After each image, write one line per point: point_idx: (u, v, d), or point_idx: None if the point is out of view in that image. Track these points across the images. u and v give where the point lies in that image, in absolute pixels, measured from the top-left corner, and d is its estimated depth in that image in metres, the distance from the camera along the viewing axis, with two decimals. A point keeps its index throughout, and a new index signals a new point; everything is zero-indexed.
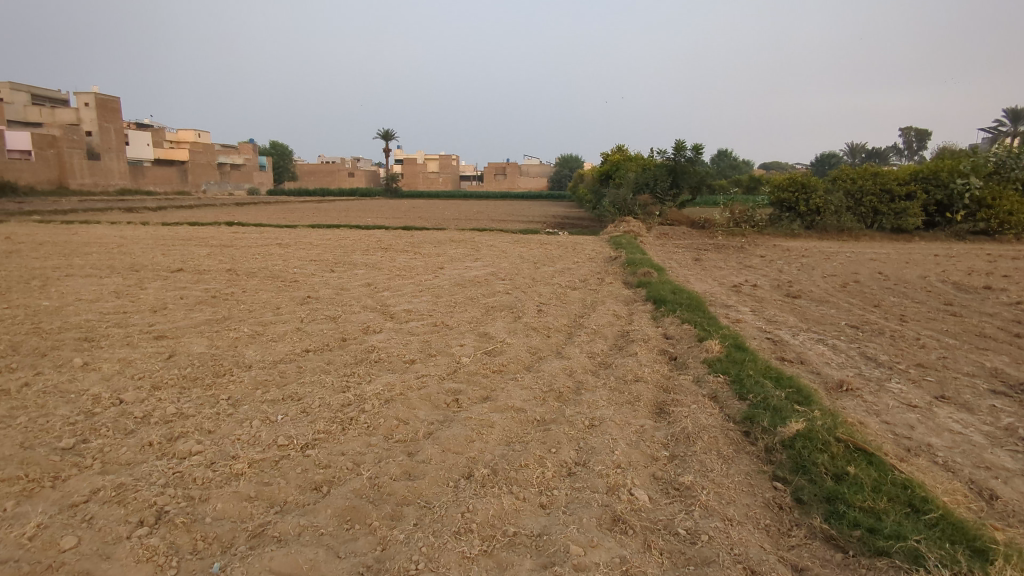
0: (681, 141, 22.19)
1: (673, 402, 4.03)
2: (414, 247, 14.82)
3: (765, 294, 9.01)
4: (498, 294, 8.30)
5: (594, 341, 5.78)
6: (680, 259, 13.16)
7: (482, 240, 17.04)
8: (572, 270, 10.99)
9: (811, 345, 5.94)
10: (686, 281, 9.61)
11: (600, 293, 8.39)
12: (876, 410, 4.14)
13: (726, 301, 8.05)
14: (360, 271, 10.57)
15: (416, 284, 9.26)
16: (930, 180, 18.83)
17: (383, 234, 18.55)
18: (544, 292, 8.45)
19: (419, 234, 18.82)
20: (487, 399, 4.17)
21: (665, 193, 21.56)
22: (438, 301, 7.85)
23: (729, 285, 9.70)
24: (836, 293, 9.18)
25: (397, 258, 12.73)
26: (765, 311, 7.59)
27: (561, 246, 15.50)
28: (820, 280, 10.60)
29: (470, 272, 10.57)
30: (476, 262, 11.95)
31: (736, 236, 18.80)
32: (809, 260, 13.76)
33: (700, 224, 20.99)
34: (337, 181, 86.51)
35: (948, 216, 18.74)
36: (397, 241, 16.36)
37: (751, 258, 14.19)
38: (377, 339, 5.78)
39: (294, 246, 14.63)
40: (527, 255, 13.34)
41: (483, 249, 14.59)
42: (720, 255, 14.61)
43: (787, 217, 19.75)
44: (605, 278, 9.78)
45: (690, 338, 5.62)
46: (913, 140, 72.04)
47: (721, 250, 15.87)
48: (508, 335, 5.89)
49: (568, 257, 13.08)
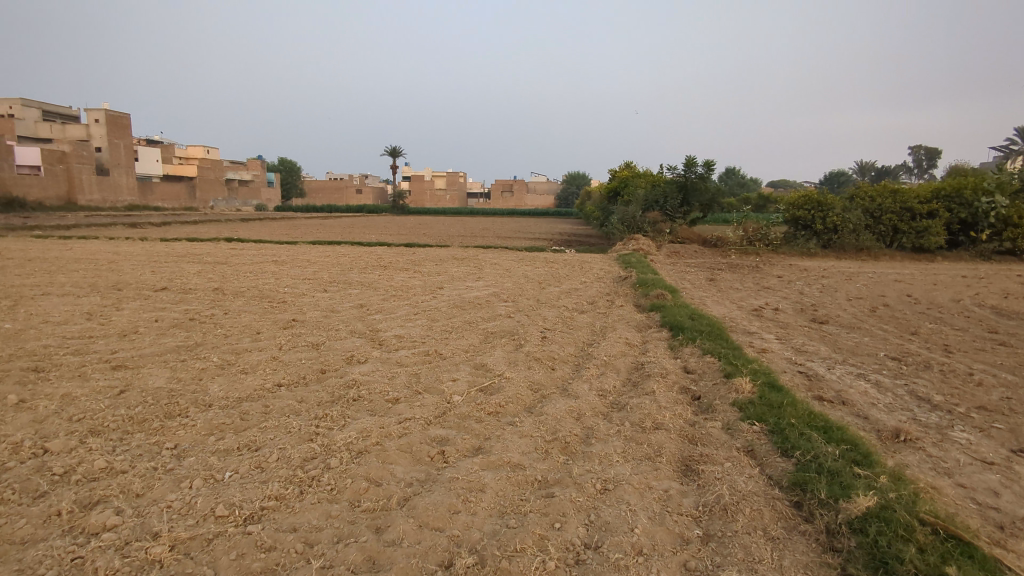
0: (691, 157, 21.60)
1: (702, 458, 3.36)
2: (414, 266, 14.22)
3: (789, 319, 8.32)
4: (499, 318, 7.66)
5: (604, 376, 5.11)
6: (694, 279, 12.51)
7: (486, 258, 16.42)
8: (580, 291, 10.34)
9: (851, 382, 5.26)
10: (702, 304, 8.94)
11: (609, 317, 7.73)
12: (946, 469, 3.46)
13: (748, 328, 7.37)
14: (354, 292, 9.95)
15: (412, 306, 8.63)
16: (953, 198, 18.14)
17: (384, 252, 17.98)
18: (548, 316, 7.78)
19: (421, 251, 18.24)
20: (479, 451, 3.50)
21: (676, 210, 21.11)
22: (433, 325, 7.21)
23: (748, 309, 9.02)
24: (865, 318, 8.49)
25: (395, 277, 12.11)
26: (793, 340, 6.90)
27: (568, 265, 14.88)
28: (846, 303, 9.91)
29: (471, 292, 9.94)
30: (477, 282, 11.32)
31: (751, 254, 18.12)
32: (830, 281, 13.07)
33: (712, 242, 20.28)
34: (344, 197, 86.54)
35: (972, 235, 18.01)
36: (398, 259, 15.79)
37: (768, 278, 13.51)
38: (359, 371, 5.12)
39: (290, 264, 14.07)
40: (533, 274, 12.72)
41: (486, 268, 13.96)
42: (735, 275, 13.92)
43: (803, 235, 19.03)
44: (614, 300, 9.10)
45: (714, 374, 4.95)
46: (923, 159, 71.44)
47: (736, 269, 15.18)
48: (507, 368, 5.23)
49: (576, 276, 12.44)
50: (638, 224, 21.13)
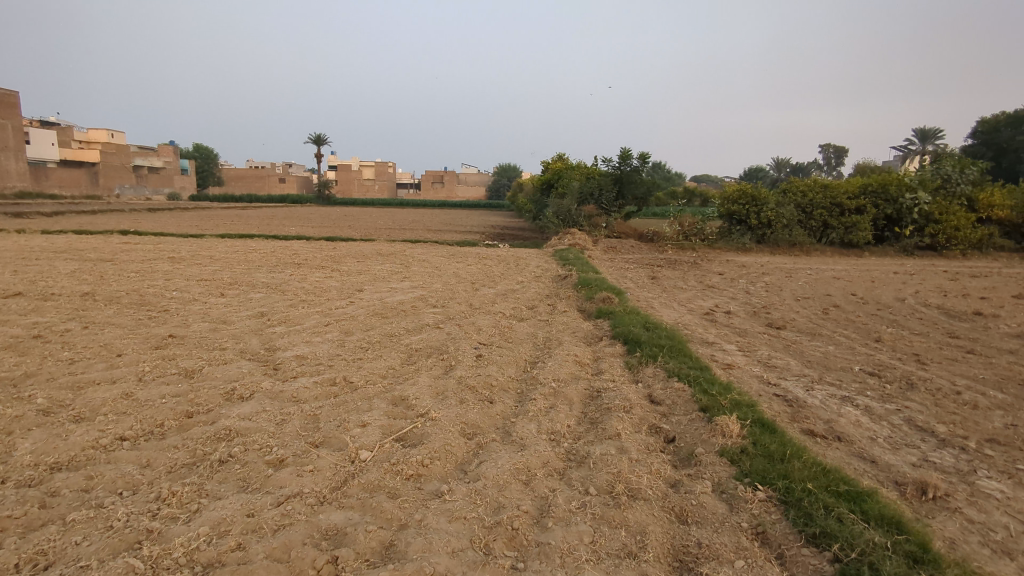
0: (626, 149, 21.01)
1: (702, 555, 2.43)
2: (333, 263, 12.83)
3: (744, 324, 7.62)
4: (426, 329, 6.55)
5: (554, 410, 4.14)
6: (636, 277, 11.77)
7: (415, 254, 15.17)
8: (517, 292, 9.35)
9: (838, 407, 4.51)
10: (651, 308, 8.13)
11: (552, 327, 6.77)
12: (1002, 546, 2.68)
13: (706, 338, 6.58)
14: (257, 296, 8.57)
15: (323, 314, 7.37)
16: (879, 193, 18.24)
17: (301, 247, 16.40)
18: (483, 326, 6.73)
19: (343, 246, 16.77)
20: (391, 552, 2.44)
21: (611, 204, 20.39)
22: (345, 340, 6.03)
23: (699, 313, 8.28)
24: (822, 322, 7.91)
25: (308, 277, 10.76)
26: (757, 352, 6.16)
27: (502, 261, 13.87)
28: (796, 304, 9.38)
29: (396, 296, 8.77)
30: (403, 282, 10.13)
31: (687, 250, 17.69)
32: (771, 278, 12.66)
33: (648, 237, 19.73)
34: (266, 187, 82.27)
35: (897, 230, 18.26)
36: (315, 255, 14.32)
37: (709, 275, 12.97)
38: (239, 414, 3.93)
39: (188, 261, 12.38)
40: (464, 273, 11.64)
41: (414, 265, 12.76)
42: (676, 273, 13.30)
43: (737, 230, 18.74)
44: (553, 305, 8.15)
45: (688, 408, 4.06)
46: (833, 157, 75.52)
47: (676, 266, 14.60)
48: (434, 403, 4.17)
49: (511, 275, 11.44)
50: (574, 218, 20.49)
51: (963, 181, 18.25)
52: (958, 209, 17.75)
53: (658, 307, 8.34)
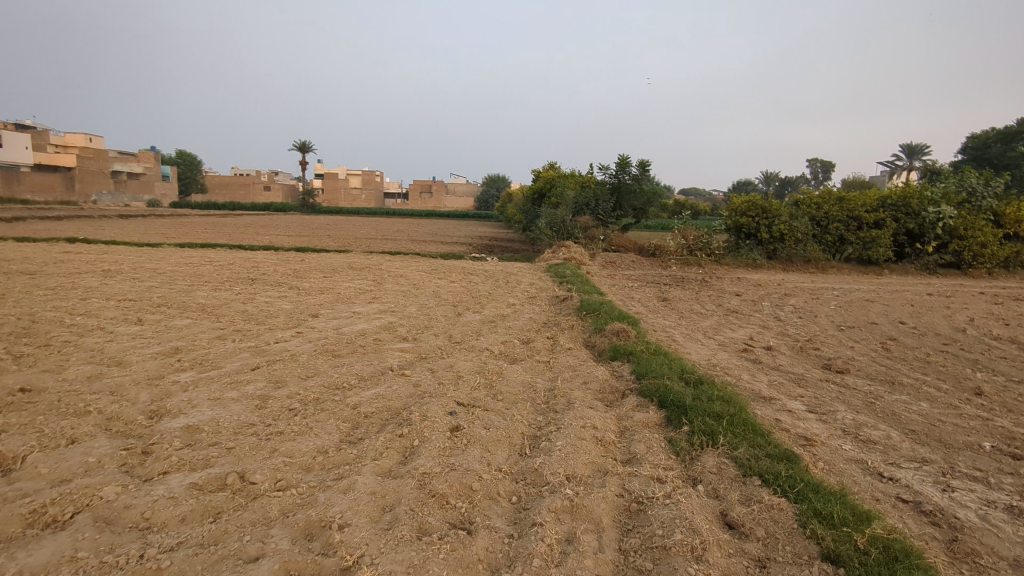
0: (625, 156, 19.48)
1: None
2: (295, 279, 11.09)
3: (798, 367, 5.97)
4: (387, 378, 4.86)
5: (576, 552, 2.48)
6: (644, 300, 10.16)
7: (392, 268, 13.48)
8: (509, 320, 7.68)
9: (1015, 531, 2.88)
10: (676, 344, 6.49)
11: (554, 375, 5.11)
12: None
13: (760, 391, 4.95)
14: (182, 324, 6.82)
15: (255, 352, 5.64)
16: (900, 207, 16.70)
17: (265, 259, 14.60)
18: (463, 373, 5.05)
19: (313, 258, 15.00)
20: None
21: (608, 214, 19.03)
22: (269, 397, 4.33)
23: (735, 349, 6.65)
24: (891, 364, 6.29)
25: (260, 295, 9.03)
26: (835, 414, 4.53)
27: (490, 278, 12.22)
28: (844, 336, 7.77)
29: (359, 324, 7.07)
30: (371, 304, 8.42)
31: (693, 266, 16.14)
32: (797, 300, 11.06)
33: (650, 251, 18.14)
34: (249, 195, 80.17)
35: (918, 247, 16.75)
36: (278, 270, 12.58)
37: (726, 297, 11.38)
38: (22, 569, 2.24)
39: (124, 276, 10.59)
40: (446, 292, 9.96)
41: (389, 282, 11.05)
42: (688, 293, 11.70)
43: (747, 244, 17.18)
44: (553, 339, 6.49)
45: (801, 554, 2.42)
46: (821, 173, 75.14)
47: (685, 285, 13.02)
48: (372, 537, 2.50)
49: (500, 296, 9.78)
50: (568, 229, 18.70)
51: (989, 194, 16.74)
52: (984, 224, 16.30)
53: (683, 342, 6.72)
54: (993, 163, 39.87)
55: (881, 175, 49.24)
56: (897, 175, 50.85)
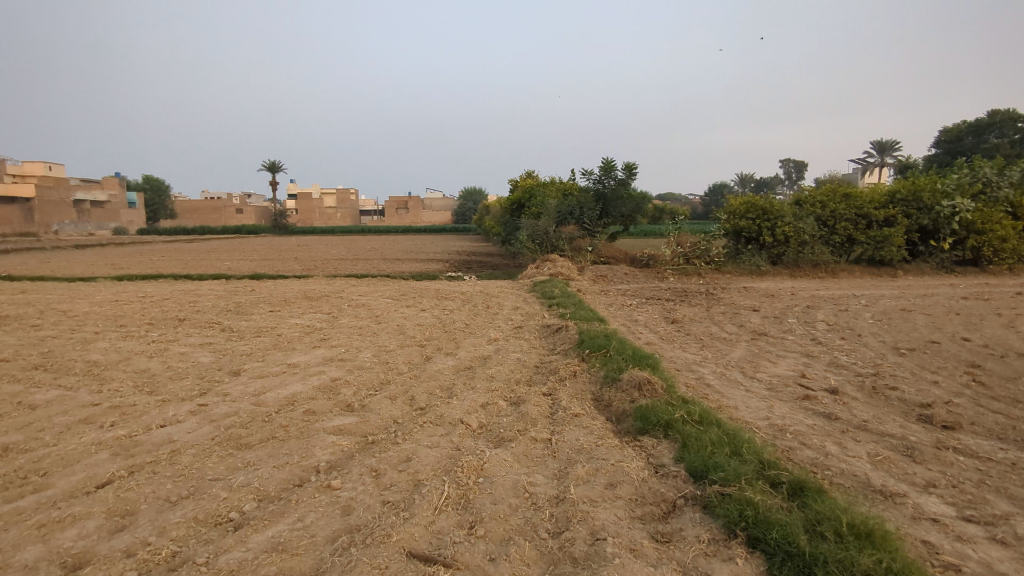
0: (609, 159, 17.93)
1: None
2: (232, 318, 9.24)
3: (892, 423, 4.33)
4: (303, 496, 3.11)
5: None
6: (651, 324, 8.50)
7: (354, 296, 11.65)
8: (490, 365, 5.97)
9: None
10: (716, 397, 4.80)
11: (561, 470, 3.40)
12: None
13: (871, 481, 3.29)
14: (45, 398, 5.00)
15: (119, 449, 3.85)
16: (910, 201, 15.27)
17: (210, 292, 12.69)
18: (423, 477, 3.32)
19: (266, 288, 13.12)
20: None
21: (594, 223, 17.45)
22: (88, 562, 2.56)
23: (793, 397, 4.99)
24: (1008, 410, 4.66)
25: (179, 344, 7.20)
26: (1009, 523, 2.89)
27: (467, 303, 10.49)
28: (914, 364, 6.16)
29: (291, 385, 5.28)
30: (315, 351, 6.63)
31: (692, 277, 14.56)
32: (825, 315, 9.48)
33: (643, 262, 16.51)
34: (219, 219, 77.57)
35: (933, 244, 15.33)
36: (219, 305, 10.71)
37: (742, 313, 9.76)
38: None
39: (20, 324, 8.65)
40: (414, 325, 8.23)
41: (347, 315, 9.26)
42: (698, 311, 10.06)
43: (748, 249, 15.67)
44: (552, 396, 4.78)
45: None
46: (791, 173, 75.01)
47: (691, 300, 11.39)
48: None
49: (479, 328, 8.05)
50: (552, 240, 17.10)
51: (1005, 184, 15.34)
52: (1002, 217, 14.90)
53: (723, 391, 5.05)
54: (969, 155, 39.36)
55: (859, 173, 48.57)
56: (874, 171, 50.27)
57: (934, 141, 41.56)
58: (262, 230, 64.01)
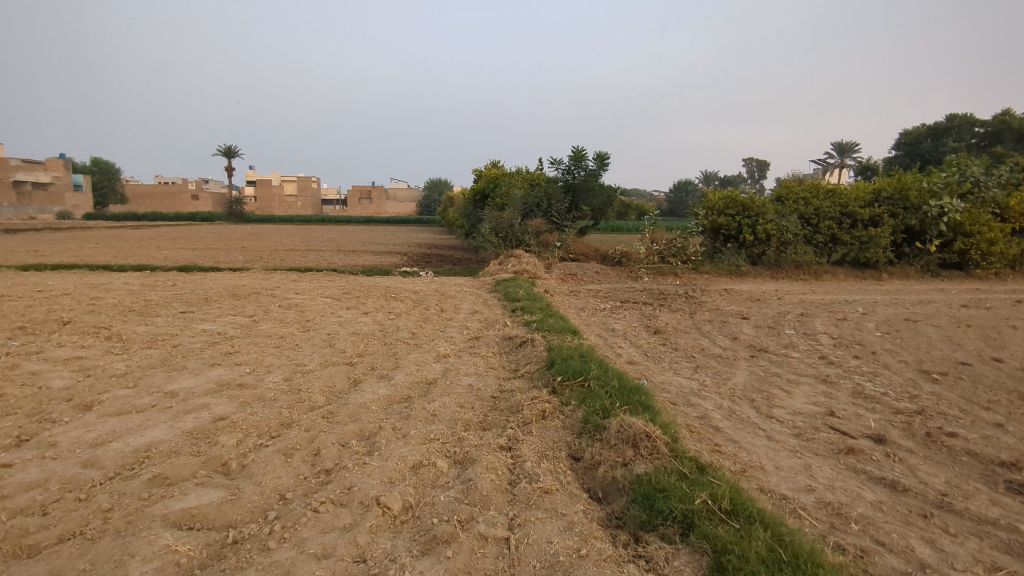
0: (579, 148, 16.61)
1: None
2: (129, 320, 7.61)
3: (982, 500, 3.16)
4: None
5: None
6: (632, 336, 7.24)
7: (288, 295, 10.06)
8: (434, 397, 4.60)
9: None
10: (735, 457, 3.55)
11: None
12: None
13: None
14: None
15: None
16: (896, 199, 14.36)
17: (120, 286, 10.93)
18: None
19: (188, 283, 11.41)
20: None
21: (562, 216, 16.15)
22: None
23: (832, 451, 3.78)
24: None
25: (36, 359, 5.58)
26: None
27: (418, 305, 9.09)
28: (958, 396, 5.04)
29: (151, 428, 3.82)
30: (210, 372, 5.14)
31: (669, 278, 13.39)
32: (824, 326, 8.37)
33: (615, 259, 15.20)
34: (170, 205, 73.97)
35: (918, 246, 14.48)
36: (121, 303, 9.00)
37: (730, 322, 8.61)
38: None
39: None
40: (348, 334, 6.79)
41: (271, 320, 7.72)
42: (681, 318, 8.86)
43: (727, 248, 14.57)
44: (514, 453, 3.45)
45: None
46: (754, 172, 75.44)
47: (670, 305, 10.14)
48: None
49: (427, 339, 6.67)
50: (517, 235, 15.64)
51: (993, 183, 14.55)
52: (989, 218, 14.12)
53: (740, 445, 3.80)
54: (928, 159, 39.22)
55: (822, 173, 48.36)
56: (836, 172, 50.44)
57: (897, 143, 41.38)
58: (214, 217, 60.99)
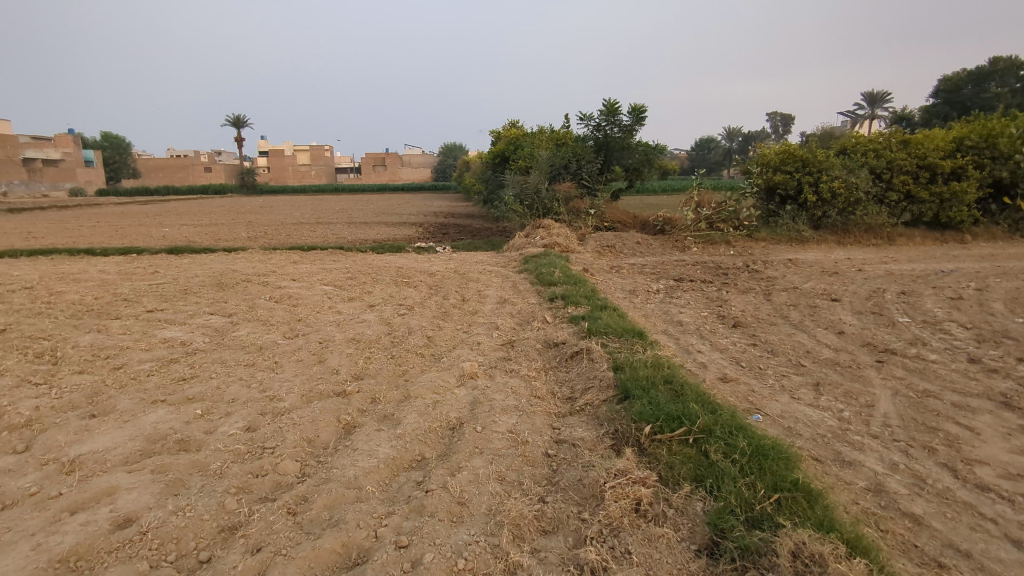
0: (611, 102, 14.77)
1: None
2: (80, 325, 6.16)
3: None
4: None
5: None
6: (710, 334, 5.66)
7: (283, 283, 8.57)
8: (459, 458, 3.07)
9: None
10: None
11: None
12: None
13: None
14: None
15: None
16: (983, 148, 12.38)
17: (95, 275, 9.53)
18: None
19: (173, 269, 9.97)
20: None
21: (594, 179, 14.39)
22: None
23: None
24: None
25: None
26: None
27: (436, 293, 7.57)
28: None
29: (2, 546, 2.36)
30: (146, 417, 3.66)
31: (722, 248, 11.70)
32: (943, 309, 6.68)
33: (656, 227, 13.48)
34: (183, 178, 72.92)
35: (1008, 201, 12.54)
36: (83, 299, 7.58)
37: (821, 306, 6.97)
38: None
39: None
40: (344, 342, 5.28)
41: (253, 321, 6.22)
42: (756, 302, 7.24)
43: (785, 211, 12.80)
44: None
45: None
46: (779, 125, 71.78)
47: (735, 284, 8.47)
48: None
49: (447, 347, 5.14)
50: (544, 202, 13.97)
51: None
52: None
53: (983, 572, 2.26)
54: (967, 106, 35.02)
55: (855, 127, 45.05)
56: (867, 126, 47.69)
57: (936, 91, 37.11)
58: (226, 189, 59.80)
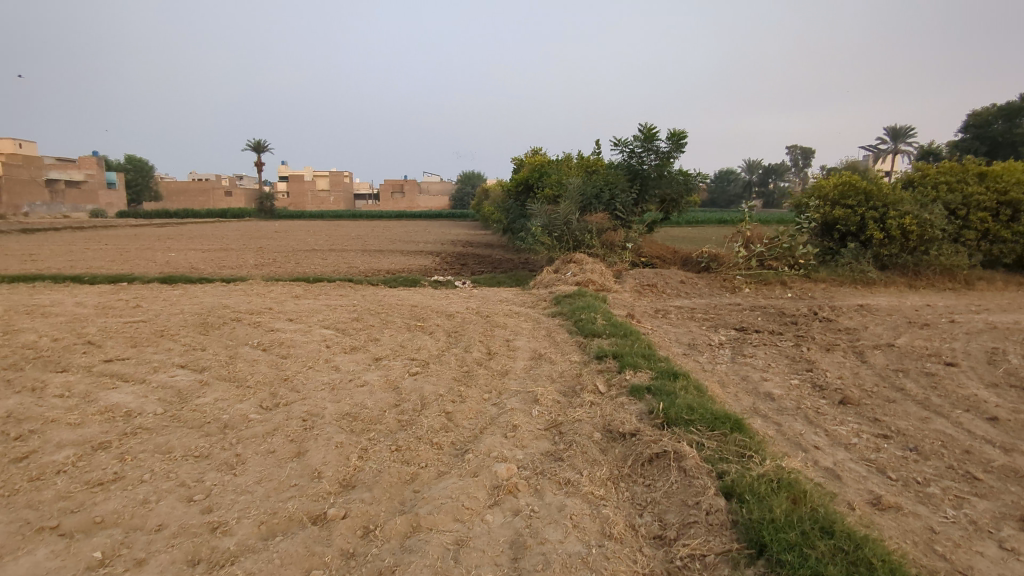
0: (647, 127, 13.58)
1: None
2: (12, 380, 4.94)
3: None
4: None
5: None
6: (818, 416, 4.28)
7: (277, 324, 7.34)
8: None
9: None
10: None
11: None
12: None
13: None
14: None
15: None
16: None
17: (69, 308, 8.39)
18: None
19: (160, 303, 8.81)
20: None
21: (629, 210, 13.12)
22: None
23: None
24: None
25: None
26: None
27: (456, 342, 6.28)
28: None
29: None
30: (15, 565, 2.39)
31: (779, 290, 10.33)
32: None
33: (699, 264, 12.16)
34: (204, 201, 73.11)
35: None
36: (38, 341, 6.40)
37: (937, 372, 5.55)
38: None
39: None
40: (335, 419, 3.98)
41: (227, 379, 4.96)
42: (851, 365, 5.84)
43: (846, 249, 11.41)
44: None
45: None
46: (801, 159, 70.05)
47: (812, 337, 7.08)
48: None
49: (472, 431, 3.81)
50: (574, 234, 12.71)
51: None
52: None
53: None
54: (998, 143, 32.75)
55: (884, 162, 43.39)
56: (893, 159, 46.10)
57: (965, 125, 34.88)
58: (243, 214, 59.56)
